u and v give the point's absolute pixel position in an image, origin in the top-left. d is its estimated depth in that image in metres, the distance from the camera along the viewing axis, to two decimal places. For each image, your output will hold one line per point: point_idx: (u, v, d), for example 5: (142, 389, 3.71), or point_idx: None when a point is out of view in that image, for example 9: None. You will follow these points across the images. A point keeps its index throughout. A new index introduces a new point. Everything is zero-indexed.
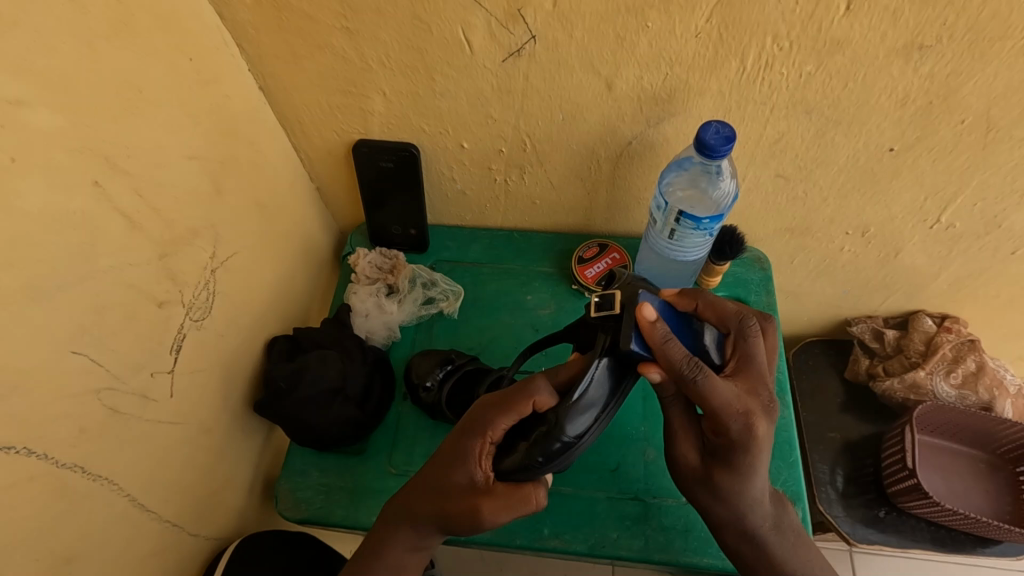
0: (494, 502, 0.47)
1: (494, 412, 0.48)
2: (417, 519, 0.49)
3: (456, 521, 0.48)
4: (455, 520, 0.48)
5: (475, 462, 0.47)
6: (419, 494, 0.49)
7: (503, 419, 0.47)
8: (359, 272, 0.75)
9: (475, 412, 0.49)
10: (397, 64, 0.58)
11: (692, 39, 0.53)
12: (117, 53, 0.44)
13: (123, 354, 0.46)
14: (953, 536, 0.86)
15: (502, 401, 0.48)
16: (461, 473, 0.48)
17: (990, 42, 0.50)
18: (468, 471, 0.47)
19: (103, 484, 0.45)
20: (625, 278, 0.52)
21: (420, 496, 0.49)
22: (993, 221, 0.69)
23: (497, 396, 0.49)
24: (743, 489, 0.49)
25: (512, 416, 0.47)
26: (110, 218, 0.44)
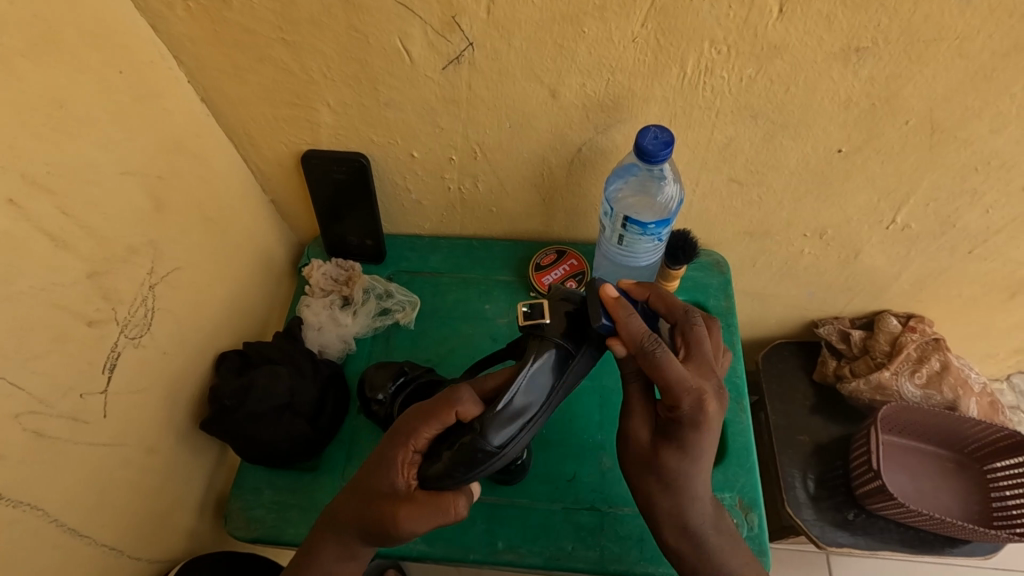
0: (414, 508, 0.46)
1: (419, 419, 0.48)
2: (349, 530, 0.49)
3: (377, 531, 0.47)
4: (376, 530, 0.47)
5: (395, 470, 0.48)
6: (346, 502, 0.49)
7: (425, 428, 0.48)
8: (314, 284, 0.74)
9: (401, 420, 0.49)
10: (339, 75, 0.58)
11: (630, 46, 0.52)
12: (35, 68, 0.43)
13: (48, 376, 0.45)
14: (921, 536, 0.86)
15: (426, 410, 0.48)
16: (381, 485, 0.48)
17: (926, 44, 0.50)
18: (390, 478, 0.47)
19: (27, 510, 0.44)
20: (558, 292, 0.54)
21: (346, 504, 0.49)
22: (948, 221, 0.69)
23: (425, 404, 0.49)
24: (690, 471, 0.49)
25: (435, 424, 0.48)
26: (31, 237, 0.43)
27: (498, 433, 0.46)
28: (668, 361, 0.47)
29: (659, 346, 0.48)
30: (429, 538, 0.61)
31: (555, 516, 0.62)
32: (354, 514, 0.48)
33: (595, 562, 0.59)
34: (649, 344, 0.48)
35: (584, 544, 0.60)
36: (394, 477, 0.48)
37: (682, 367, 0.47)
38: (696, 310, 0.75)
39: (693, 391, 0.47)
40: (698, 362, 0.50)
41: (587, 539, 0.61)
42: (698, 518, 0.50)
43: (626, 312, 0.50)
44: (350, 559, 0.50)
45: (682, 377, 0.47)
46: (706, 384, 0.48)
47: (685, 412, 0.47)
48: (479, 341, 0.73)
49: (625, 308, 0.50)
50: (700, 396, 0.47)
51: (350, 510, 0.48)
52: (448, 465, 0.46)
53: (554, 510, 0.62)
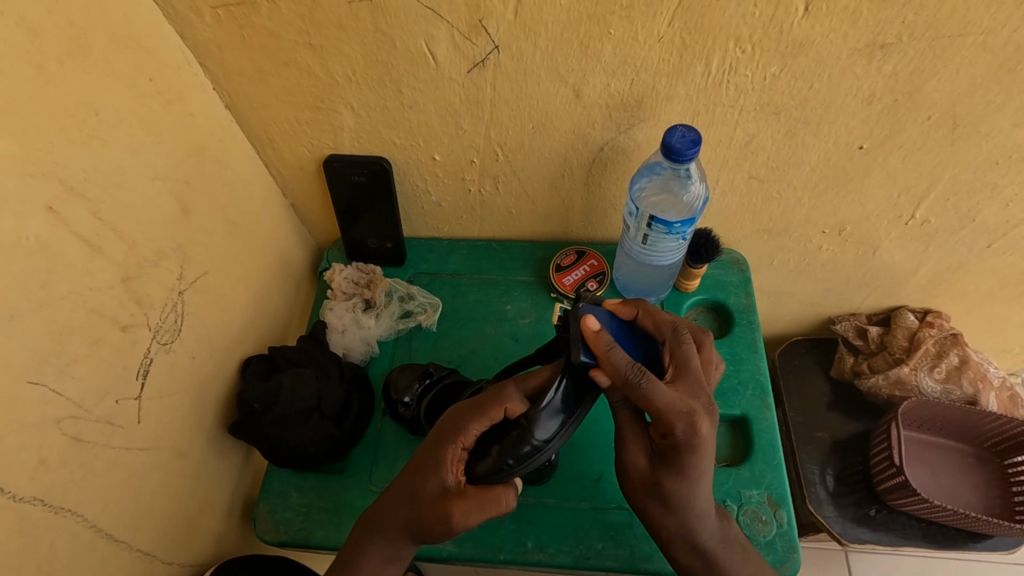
0: (465, 504, 0.46)
1: (467, 416, 0.48)
2: (387, 531, 0.49)
3: (428, 527, 0.47)
4: (428, 525, 0.47)
5: (445, 466, 0.48)
6: (395, 502, 0.49)
7: (475, 424, 0.48)
8: (335, 287, 0.74)
9: (448, 416, 0.49)
10: (364, 78, 0.58)
11: (655, 45, 0.53)
12: (71, 75, 0.43)
13: (86, 381, 0.45)
14: (944, 532, 0.86)
15: (476, 406, 0.48)
16: (433, 482, 0.47)
17: (950, 39, 0.50)
18: (440, 475, 0.47)
19: (66, 515, 0.44)
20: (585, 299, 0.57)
21: (396, 503, 0.49)
22: (967, 216, 0.69)
23: (474, 398, 0.49)
24: (691, 495, 0.47)
25: (484, 421, 0.48)
26: (68, 243, 0.44)
27: (546, 426, 0.46)
28: (652, 390, 0.45)
29: (645, 377, 0.45)
30: (458, 539, 0.61)
31: (583, 515, 0.62)
32: (409, 510, 0.48)
33: (625, 561, 0.59)
34: (644, 386, 0.45)
35: (613, 542, 0.60)
36: (445, 472, 0.47)
37: (672, 392, 0.46)
38: (717, 308, 0.75)
39: (684, 415, 0.46)
40: (685, 382, 0.48)
41: (616, 538, 0.61)
42: (705, 535, 0.50)
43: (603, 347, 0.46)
44: (397, 559, 0.50)
45: (678, 404, 0.46)
46: (695, 404, 0.47)
47: (678, 437, 0.46)
48: (502, 342, 0.73)
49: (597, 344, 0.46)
50: (692, 418, 0.46)
51: (404, 507, 0.48)
52: (497, 459, 0.46)
53: (582, 509, 0.62)
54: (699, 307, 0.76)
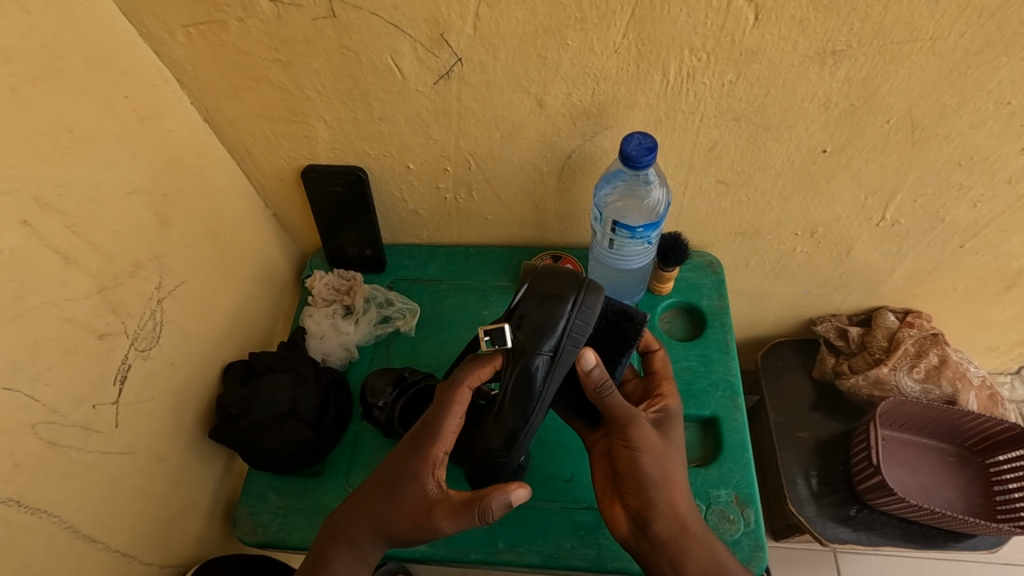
0: (451, 506, 0.49)
1: (439, 415, 0.51)
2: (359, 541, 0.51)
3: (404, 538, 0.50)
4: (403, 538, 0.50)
5: (424, 473, 0.50)
6: (360, 526, 0.51)
7: (450, 418, 0.50)
8: (315, 294, 0.76)
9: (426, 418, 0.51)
10: (334, 92, 0.60)
11: (611, 55, 0.54)
12: (44, 95, 0.45)
13: (60, 388, 0.47)
14: (925, 531, 0.86)
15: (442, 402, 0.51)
16: (410, 497, 0.49)
17: (900, 44, 0.51)
18: (422, 484, 0.49)
19: (43, 517, 0.46)
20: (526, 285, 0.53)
21: (362, 528, 0.51)
22: (936, 216, 0.70)
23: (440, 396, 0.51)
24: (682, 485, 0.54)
25: (454, 414, 0.51)
26: (42, 256, 0.46)
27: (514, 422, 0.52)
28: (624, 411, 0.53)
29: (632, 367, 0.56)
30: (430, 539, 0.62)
31: (553, 515, 0.63)
32: (393, 519, 0.50)
33: (594, 560, 0.60)
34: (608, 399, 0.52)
35: (582, 541, 0.61)
36: (421, 483, 0.50)
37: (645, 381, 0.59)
38: (690, 310, 0.76)
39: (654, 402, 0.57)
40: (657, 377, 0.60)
41: (586, 537, 0.62)
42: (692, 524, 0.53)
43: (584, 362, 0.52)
44: (365, 565, 0.51)
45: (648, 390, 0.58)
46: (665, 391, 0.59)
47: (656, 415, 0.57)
48: None
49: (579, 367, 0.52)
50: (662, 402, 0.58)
51: (387, 522, 0.50)
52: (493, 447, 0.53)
53: (552, 510, 0.63)
54: (673, 310, 0.77)
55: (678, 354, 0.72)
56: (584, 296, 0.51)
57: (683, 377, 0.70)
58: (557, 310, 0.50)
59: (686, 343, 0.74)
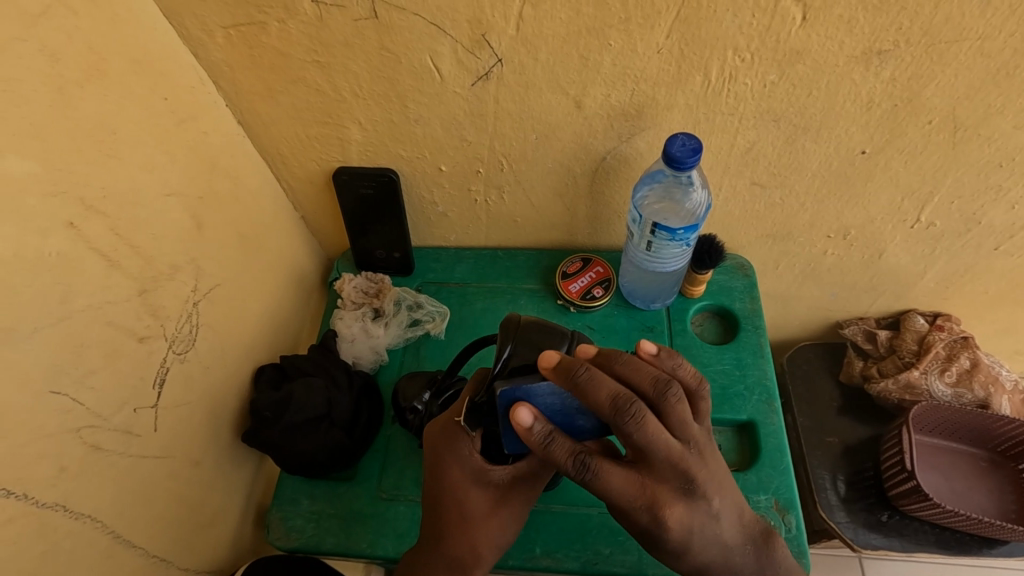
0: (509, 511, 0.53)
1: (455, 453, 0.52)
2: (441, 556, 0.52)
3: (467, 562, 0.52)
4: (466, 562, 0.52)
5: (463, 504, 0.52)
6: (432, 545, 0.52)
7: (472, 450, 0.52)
8: (345, 297, 0.76)
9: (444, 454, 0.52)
10: (370, 94, 0.60)
11: (654, 56, 0.54)
12: (90, 96, 0.45)
13: (103, 391, 0.47)
14: (958, 537, 0.85)
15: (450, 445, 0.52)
16: (477, 503, 0.52)
17: (947, 44, 0.51)
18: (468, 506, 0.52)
19: (86, 521, 0.46)
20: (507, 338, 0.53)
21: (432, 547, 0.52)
22: (973, 218, 0.69)
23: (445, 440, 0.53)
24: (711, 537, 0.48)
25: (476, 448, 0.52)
26: (87, 258, 0.45)
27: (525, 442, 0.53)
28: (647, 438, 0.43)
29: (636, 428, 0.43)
30: None
31: (591, 520, 0.62)
32: (485, 528, 0.52)
33: (634, 565, 0.60)
34: (632, 431, 0.43)
35: (622, 547, 0.61)
36: (477, 486, 0.52)
37: (622, 476, 0.45)
38: (723, 313, 0.76)
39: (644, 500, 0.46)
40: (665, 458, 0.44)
41: (624, 543, 0.61)
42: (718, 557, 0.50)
43: (585, 369, 0.44)
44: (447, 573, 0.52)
45: (634, 491, 0.45)
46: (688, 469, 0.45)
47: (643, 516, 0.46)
48: None
49: (568, 378, 0.44)
50: (654, 496, 0.46)
51: (479, 538, 0.52)
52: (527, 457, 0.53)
53: (590, 515, 0.63)
54: (705, 313, 0.77)
55: (692, 358, 0.71)
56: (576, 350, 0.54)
57: (718, 380, 0.70)
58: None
59: (718, 345, 0.73)
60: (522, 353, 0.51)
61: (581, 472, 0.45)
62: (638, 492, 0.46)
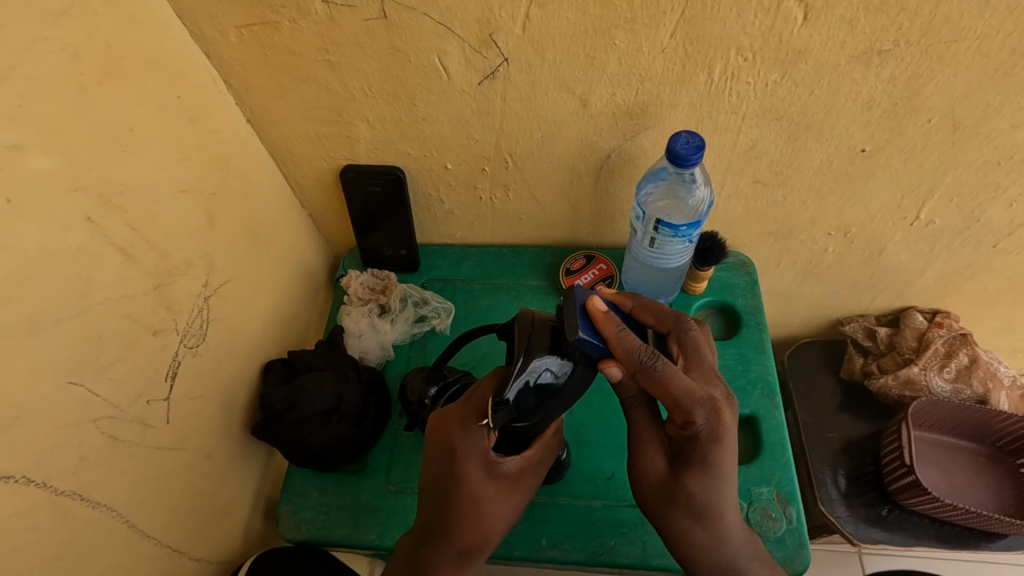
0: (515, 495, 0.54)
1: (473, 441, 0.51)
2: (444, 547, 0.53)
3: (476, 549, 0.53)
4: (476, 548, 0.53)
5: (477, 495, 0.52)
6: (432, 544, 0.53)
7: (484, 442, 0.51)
8: (351, 293, 0.76)
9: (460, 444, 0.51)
10: (379, 92, 0.61)
11: (659, 55, 0.55)
12: (108, 94, 0.46)
13: (120, 383, 0.48)
14: (957, 532, 0.86)
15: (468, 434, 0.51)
16: (491, 494, 0.52)
17: (947, 44, 0.52)
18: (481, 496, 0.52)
19: (104, 510, 0.47)
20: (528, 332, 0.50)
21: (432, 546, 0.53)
22: (971, 216, 0.70)
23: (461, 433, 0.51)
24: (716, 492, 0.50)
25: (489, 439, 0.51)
26: (104, 252, 0.46)
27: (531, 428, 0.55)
28: (671, 372, 0.48)
29: (658, 363, 0.48)
30: None
31: (595, 512, 0.63)
32: (497, 516, 0.53)
33: (638, 557, 0.61)
34: (659, 367, 0.47)
35: (626, 539, 0.62)
36: (489, 478, 0.52)
37: (688, 379, 0.48)
38: (724, 310, 0.77)
39: (706, 404, 0.48)
40: (700, 372, 0.52)
41: (629, 535, 0.62)
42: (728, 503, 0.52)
43: (639, 296, 0.55)
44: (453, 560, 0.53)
45: (695, 391, 0.48)
46: (717, 398, 0.49)
47: (700, 425, 0.48)
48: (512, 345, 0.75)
49: (615, 316, 0.49)
50: (712, 406, 0.48)
51: (490, 522, 0.53)
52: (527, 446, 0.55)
53: (594, 507, 0.64)
54: (707, 309, 0.78)
55: None
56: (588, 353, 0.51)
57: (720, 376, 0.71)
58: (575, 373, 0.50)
59: (720, 341, 0.74)
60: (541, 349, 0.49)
61: (653, 358, 0.47)
62: (700, 393, 0.48)
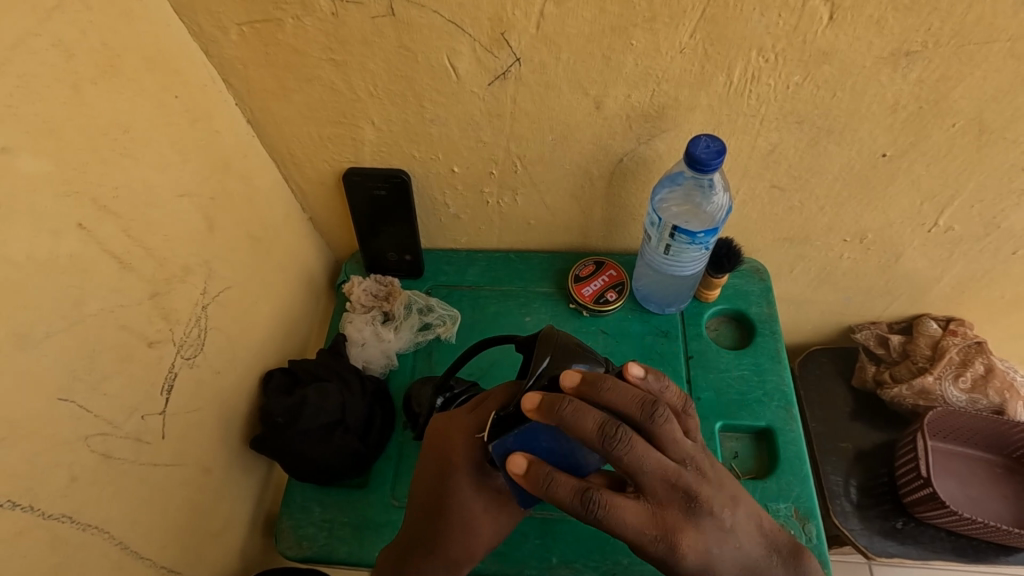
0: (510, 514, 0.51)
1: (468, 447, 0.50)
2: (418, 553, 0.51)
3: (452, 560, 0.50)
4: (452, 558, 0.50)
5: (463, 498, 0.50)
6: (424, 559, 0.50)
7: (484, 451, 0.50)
8: (355, 300, 0.74)
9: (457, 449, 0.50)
10: (385, 93, 0.58)
11: (678, 56, 0.53)
12: (103, 93, 0.44)
13: (115, 397, 0.45)
14: (974, 545, 0.84)
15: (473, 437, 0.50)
16: (481, 507, 0.50)
17: (977, 46, 0.50)
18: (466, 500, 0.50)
19: (96, 533, 0.44)
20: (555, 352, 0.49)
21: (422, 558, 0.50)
22: (993, 223, 0.68)
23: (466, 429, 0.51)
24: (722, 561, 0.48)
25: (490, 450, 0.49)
26: (98, 259, 0.44)
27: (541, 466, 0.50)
28: (638, 455, 0.43)
29: (591, 512, 0.43)
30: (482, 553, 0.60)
31: (609, 529, 0.61)
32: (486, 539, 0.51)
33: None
34: (622, 449, 0.43)
35: (641, 557, 0.60)
36: (480, 488, 0.50)
37: (638, 515, 0.44)
38: (739, 318, 0.75)
39: (658, 538, 0.44)
40: (645, 494, 0.44)
41: None
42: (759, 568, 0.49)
43: (570, 404, 0.43)
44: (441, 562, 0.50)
45: (646, 532, 0.44)
46: (672, 518, 0.44)
47: (658, 556, 0.44)
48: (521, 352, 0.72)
49: (553, 412, 0.43)
50: (670, 536, 0.44)
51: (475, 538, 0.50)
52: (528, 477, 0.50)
53: None
54: (720, 317, 0.76)
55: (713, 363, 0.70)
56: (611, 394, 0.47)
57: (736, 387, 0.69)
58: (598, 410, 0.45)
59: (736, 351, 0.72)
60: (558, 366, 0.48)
61: (587, 506, 0.43)
62: (652, 525, 0.44)
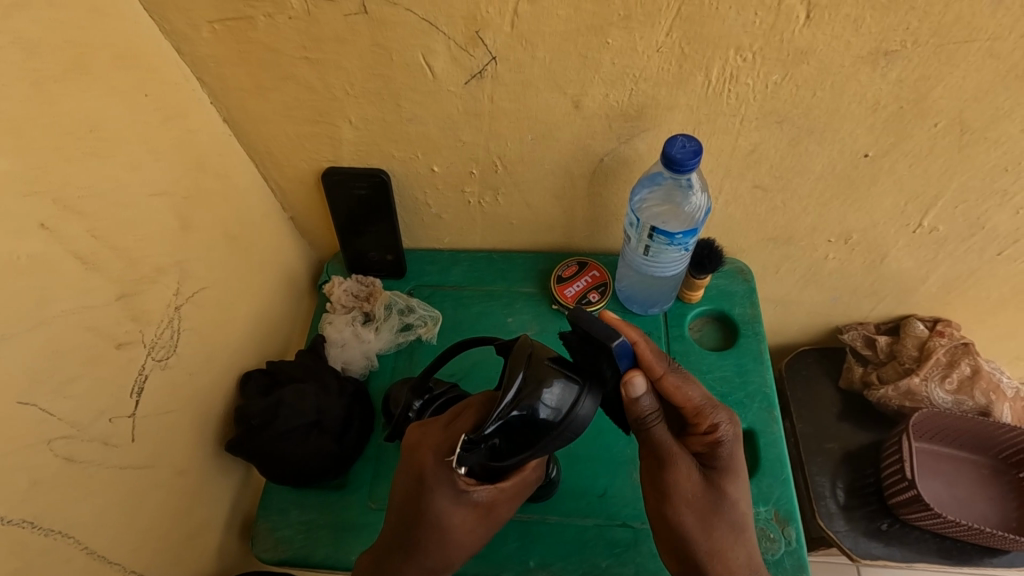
0: (487, 521, 0.51)
1: (438, 466, 0.49)
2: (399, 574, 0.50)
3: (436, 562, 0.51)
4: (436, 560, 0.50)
5: (445, 513, 0.49)
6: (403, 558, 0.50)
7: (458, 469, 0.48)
8: (335, 300, 0.74)
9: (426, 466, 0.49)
10: (362, 91, 0.58)
11: (655, 54, 0.52)
12: (67, 91, 0.43)
13: (80, 400, 0.45)
14: (959, 546, 0.84)
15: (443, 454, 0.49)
16: (459, 520, 0.50)
17: (957, 45, 0.49)
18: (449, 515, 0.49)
19: (60, 538, 0.43)
20: (531, 368, 0.45)
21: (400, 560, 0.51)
22: (977, 223, 0.68)
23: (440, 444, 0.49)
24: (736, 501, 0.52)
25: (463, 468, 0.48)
26: (61, 260, 0.43)
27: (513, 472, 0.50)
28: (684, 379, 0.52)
29: (671, 365, 0.53)
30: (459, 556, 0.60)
31: (587, 532, 0.61)
32: (464, 544, 0.51)
33: None
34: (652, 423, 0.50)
35: (619, 560, 0.59)
36: (459, 503, 0.49)
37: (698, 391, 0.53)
38: (722, 319, 0.74)
39: (718, 406, 0.53)
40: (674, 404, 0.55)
41: (621, 556, 0.59)
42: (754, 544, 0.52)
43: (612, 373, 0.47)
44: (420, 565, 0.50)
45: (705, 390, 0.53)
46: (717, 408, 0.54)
47: (721, 429, 0.52)
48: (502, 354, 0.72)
49: (631, 326, 0.53)
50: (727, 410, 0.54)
51: (457, 546, 0.51)
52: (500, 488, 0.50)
53: (586, 526, 0.61)
54: (703, 318, 0.75)
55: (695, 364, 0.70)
56: (590, 395, 0.46)
57: (717, 388, 0.68)
58: (568, 421, 0.44)
59: (718, 352, 0.72)
60: (531, 386, 0.44)
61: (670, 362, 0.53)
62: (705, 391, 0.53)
